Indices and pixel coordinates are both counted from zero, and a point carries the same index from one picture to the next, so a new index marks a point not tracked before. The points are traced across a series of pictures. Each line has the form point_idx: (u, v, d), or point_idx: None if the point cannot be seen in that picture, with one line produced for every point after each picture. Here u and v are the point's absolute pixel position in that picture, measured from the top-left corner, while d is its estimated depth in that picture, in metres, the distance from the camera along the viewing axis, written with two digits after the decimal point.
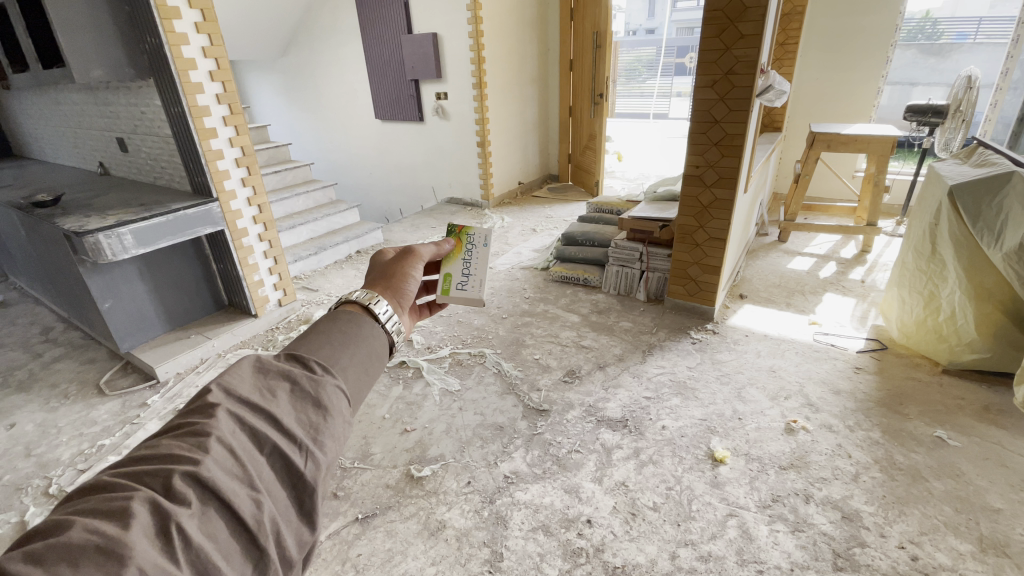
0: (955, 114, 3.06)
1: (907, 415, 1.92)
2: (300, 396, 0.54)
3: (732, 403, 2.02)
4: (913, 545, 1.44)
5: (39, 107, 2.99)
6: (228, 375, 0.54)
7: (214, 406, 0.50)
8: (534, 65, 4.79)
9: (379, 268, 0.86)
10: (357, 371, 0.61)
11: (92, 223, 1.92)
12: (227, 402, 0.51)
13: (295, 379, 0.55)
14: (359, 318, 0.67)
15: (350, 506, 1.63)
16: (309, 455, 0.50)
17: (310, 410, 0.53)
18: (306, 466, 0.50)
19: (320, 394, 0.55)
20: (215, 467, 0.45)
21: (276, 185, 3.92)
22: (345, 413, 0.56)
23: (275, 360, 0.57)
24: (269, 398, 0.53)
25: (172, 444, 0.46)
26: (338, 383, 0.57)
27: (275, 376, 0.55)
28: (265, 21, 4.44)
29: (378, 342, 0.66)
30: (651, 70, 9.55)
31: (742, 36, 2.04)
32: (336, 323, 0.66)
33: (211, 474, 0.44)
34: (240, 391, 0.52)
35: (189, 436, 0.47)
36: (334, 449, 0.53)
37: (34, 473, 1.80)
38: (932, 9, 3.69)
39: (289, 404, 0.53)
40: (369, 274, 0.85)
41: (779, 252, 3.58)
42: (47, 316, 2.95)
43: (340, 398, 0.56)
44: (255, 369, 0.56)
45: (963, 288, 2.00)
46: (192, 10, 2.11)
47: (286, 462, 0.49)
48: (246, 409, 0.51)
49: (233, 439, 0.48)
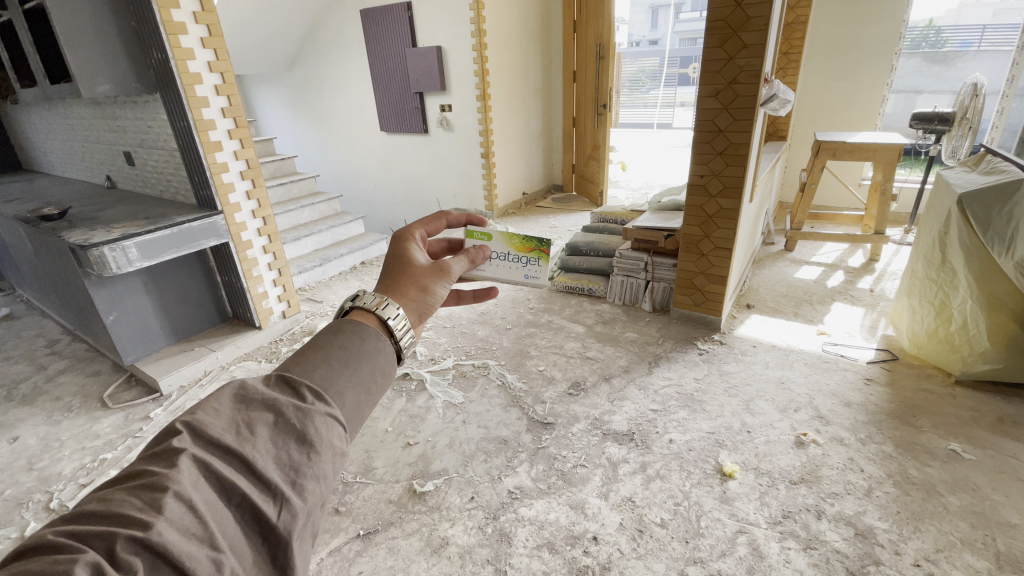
0: (963, 122, 2.96)
1: (921, 428, 1.87)
2: (283, 430, 0.53)
3: (740, 416, 1.99)
4: (928, 562, 1.39)
5: (47, 122, 3.03)
6: (201, 413, 0.52)
7: (178, 452, 0.48)
8: (538, 76, 4.83)
9: (404, 267, 0.84)
10: (354, 394, 0.60)
11: (97, 236, 1.93)
12: (195, 446, 0.49)
13: (280, 411, 0.54)
14: (365, 329, 0.66)
15: (352, 523, 1.61)
16: (285, 504, 0.48)
17: (292, 447, 0.52)
18: (279, 516, 0.48)
19: (307, 427, 0.53)
20: (169, 527, 0.42)
21: (281, 197, 3.94)
22: (334, 446, 0.55)
23: (258, 389, 0.55)
24: (246, 437, 0.51)
25: (126, 501, 0.44)
26: (328, 412, 0.56)
27: (256, 410, 0.53)
28: (271, 35, 4.50)
29: (383, 357, 0.65)
30: (654, 81, 9.59)
31: (745, 45, 2.04)
32: (338, 336, 0.64)
33: (163, 538, 0.42)
34: (211, 433, 0.50)
35: (145, 491, 0.45)
36: (317, 490, 0.51)
37: (35, 488, 1.79)
38: (936, 18, 3.68)
39: (268, 443, 0.51)
40: (394, 272, 0.83)
41: (786, 261, 3.55)
42: (52, 328, 2.97)
43: (328, 429, 0.55)
44: (235, 401, 0.54)
45: (975, 298, 1.96)
46: (198, 25, 2.15)
47: (257, 512, 0.48)
48: (216, 452, 0.50)
49: (195, 492, 0.46)
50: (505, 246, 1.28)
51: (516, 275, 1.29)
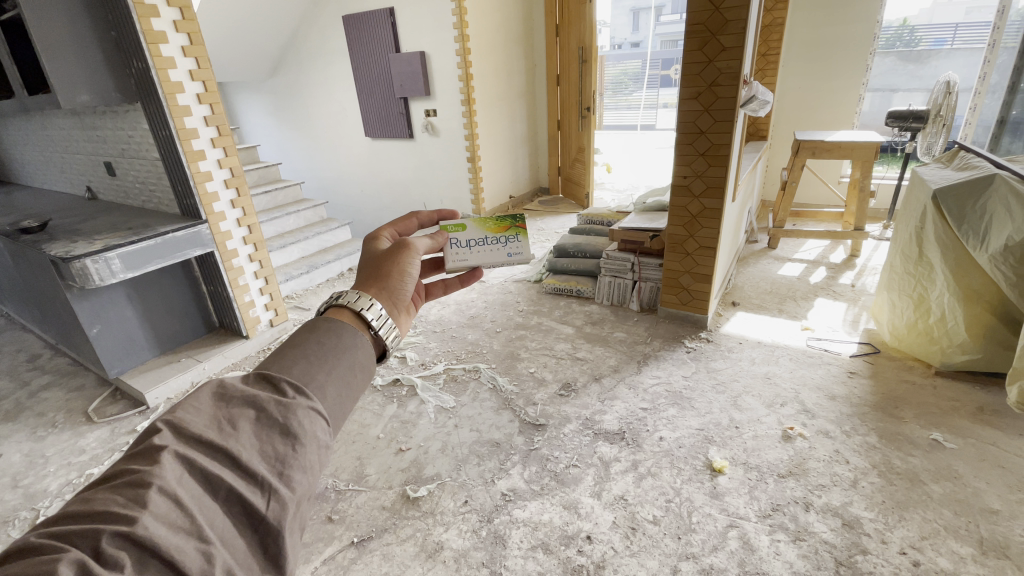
0: (937, 119, 3.10)
1: (903, 419, 1.92)
2: (266, 424, 0.53)
3: (728, 413, 2.02)
4: (914, 550, 1.43)
5: (25, 133, 2.97)
6: (181, 411, 0.52)
7: (160, 449, 0.48)
8: (522, 80, 4.87)
9: (370, 262, 0.85)
10: (335, 388, 0.61)
11: (78, 248, 1.90)
12: (176, 443, 0.49)
13: (261, 407, 0.55)
14: (342, 325, 0.68)
15: (345, 530, 1.60)
16: (273, 494, 0.49)
17: (277, 441, 0.53)
18: (268, 506, 0.49)
19: (290, 420, 0.54)
20: (154, 522, 0.43)
21: (266, 205, 3.91)
22: (318, 438, 0.56)
23: (237, 387, 0.56)
24: (228, 432, 0.52)
25: (108, 499, 0.44)
26: (310, 405, 0.57)
27: (236, 407, 0.54)
28: (253, 42, 4.47)
29: (362, 352, 0.67)
30: (637, 83, 9.77)
31: (724, 48, 2.08)
32: (315, 333, 0.66)
33: (149, 532, 0.42)
34: (192, 429, 0.51)
35: (126, 488, 0.45)
36: (304, 481, 0.52)
37: (20, 506, 1.75)
38: (909, 17, 3.82)
39: (251, 436, 0.52)
40: (360, 270, 0.84)
41: (769, 258, 3.62)
42: (33, 342, 2.91)
43: (311, 422, 0.56)
44: (214, 399, 0.55)
45: (952, 291, 2.02)
46: (179, 34, 2.14)
47: (244, 505, 0.48)
48: (199, 448, 0.50)
49: (180, 487, 0.46)
50: (482, 230, 1.32)
51: (502, 255, 1.34)
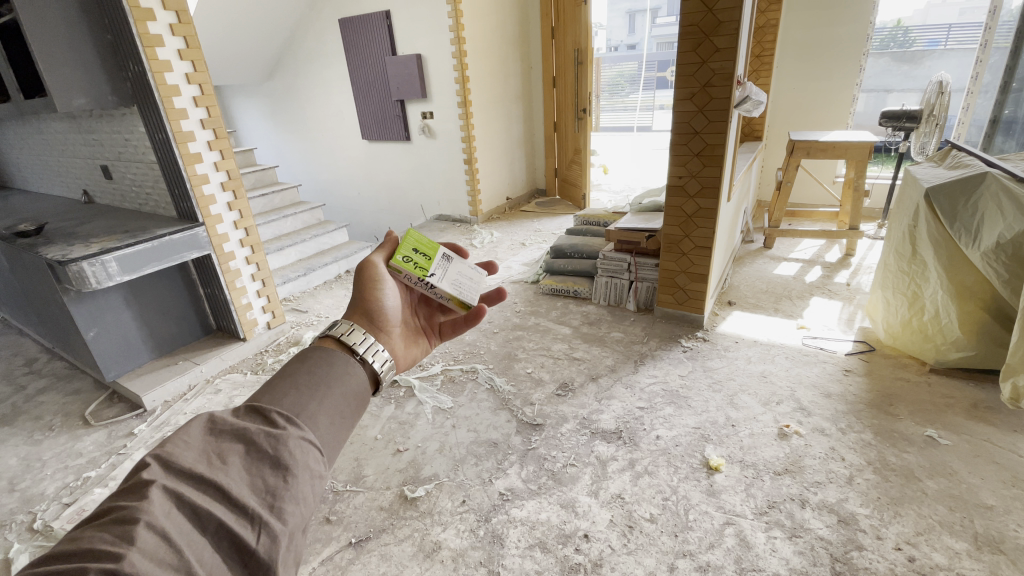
0: (929, 119, 3.09)
1: (898, 417, 1.93)
2: (256, 457, 0.55)
3: (725, 411, 2.03)
4: (909, 545, 1.44)
5: (23, 137, 2.97)
6: (170, 445, 0.54)
7: (147, 484, 0.49)
8: (518, 82, 4.89)
9: (364, 302, 0.93)
10: (327, 417, 0.65)
11: (75, 252, 1.90)
12: (164, 477, 0.51)
13: (251, 440, 0.57)
14: (332, 355, 0.74)
15: (343, 531, 1.60)
16: (263, 528, 0.50)
17: (268, 473, 0.54)
18: (259, 541, 0.49)
19: (281, 451, 0.56)
20: (141, 559, 0.43)
21: (263, 208, 3.92)
22: (310, 468, 0.57)
23: (228, 421, 0.58)
24: (218, 466, 0.53)
25: (96, 537, 0.45)
26: (302, 435, 0.59)
27: (226, 441, 0.56)
28: (249, 45, 4.48)
29: (353, 380, 0.72)
30: (633, 85, 9.92)
31: (718, 49, 2.09)
32: (306, 364, 0.71)
33: (135, 568, 0.42)
34: (181, 463, 0.52)
35: (115, 525, 0.45)
36: (297, 513, 0.53)
37: (18, 509, 1.75)
38: (903, 17, 3.87)
39: (241, 471, 0.53)
40: (361, 308, 0.92)
41: (765, 258, 3.63)
42: (31, 346, 2.91)
43: (302, 452, 0.58)
44: (204, 434, 0.57)
45: (945, 289, 2.03)
46: (175, 37, 2.14)
47: (233, 540, 0.49)
48: (188, 482, 0.51)
49: (168, 523, 0.47)
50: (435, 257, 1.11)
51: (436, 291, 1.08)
